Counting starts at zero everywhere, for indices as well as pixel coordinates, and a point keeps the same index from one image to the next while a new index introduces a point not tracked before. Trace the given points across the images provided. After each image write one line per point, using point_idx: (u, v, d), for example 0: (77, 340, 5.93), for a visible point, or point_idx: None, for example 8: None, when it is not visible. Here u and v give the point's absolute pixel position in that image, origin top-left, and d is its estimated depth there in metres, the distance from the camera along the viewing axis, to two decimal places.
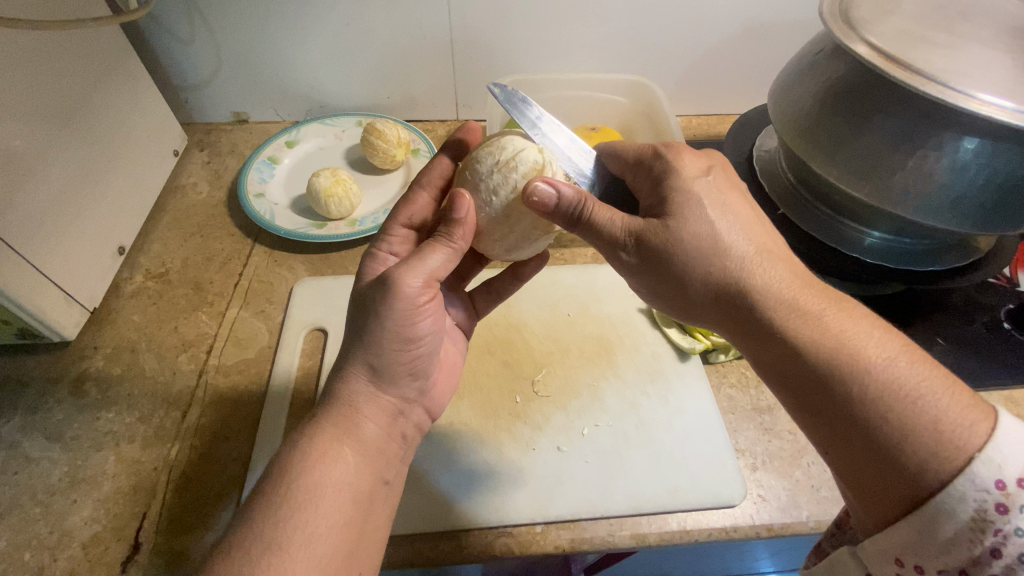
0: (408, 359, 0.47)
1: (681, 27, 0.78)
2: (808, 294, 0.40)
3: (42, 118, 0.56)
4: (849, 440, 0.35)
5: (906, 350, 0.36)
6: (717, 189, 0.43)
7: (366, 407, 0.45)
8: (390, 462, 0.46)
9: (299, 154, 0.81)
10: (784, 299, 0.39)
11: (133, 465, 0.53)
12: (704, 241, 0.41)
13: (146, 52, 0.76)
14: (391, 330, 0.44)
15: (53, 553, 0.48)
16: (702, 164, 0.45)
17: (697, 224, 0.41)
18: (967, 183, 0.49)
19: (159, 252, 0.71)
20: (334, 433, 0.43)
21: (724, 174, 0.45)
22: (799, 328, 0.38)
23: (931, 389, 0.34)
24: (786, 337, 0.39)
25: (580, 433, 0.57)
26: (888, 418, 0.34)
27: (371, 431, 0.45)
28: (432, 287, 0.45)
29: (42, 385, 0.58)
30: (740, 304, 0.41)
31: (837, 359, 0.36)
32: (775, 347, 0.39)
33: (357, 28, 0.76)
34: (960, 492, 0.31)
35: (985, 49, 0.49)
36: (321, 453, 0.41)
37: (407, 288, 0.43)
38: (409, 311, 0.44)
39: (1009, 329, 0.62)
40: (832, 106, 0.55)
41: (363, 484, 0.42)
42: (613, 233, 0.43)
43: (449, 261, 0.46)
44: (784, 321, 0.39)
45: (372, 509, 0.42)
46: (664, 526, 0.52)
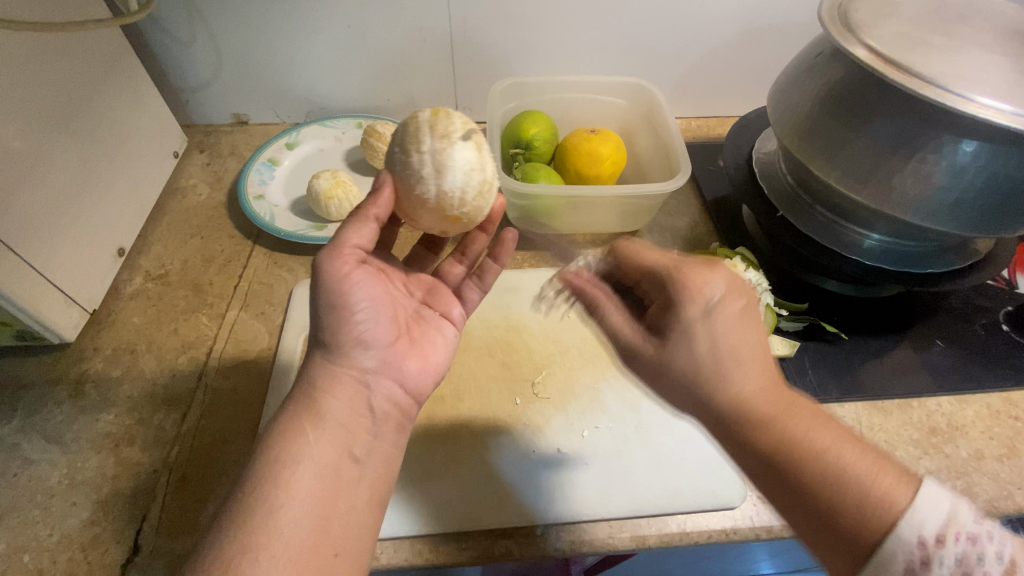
0: (353, 328, 0.46)
1: (681, 30, 0.79)
2: (757, 375, 0.40)
3: (41, 119, 0.56)
4: (806, 510, 0.36)
5: (850, 439, 0.38)
6: (740, 321, 0.41)
7: (323, 383, 0.45)
8: (359, 436, 0.45)
9: (299, 156, 0.81)
10: (746, 405, 0.39)
11: (132, 467, 0.53)
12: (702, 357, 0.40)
13: (146, 54, 0.76)
14: (326, 305, 0.45)
15: (53, 555, 0.48)
16: (707, 281, 0.41)
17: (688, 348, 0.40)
18: (965, 185, 0.50)
19: (159, 254, 0.71)
20: (298, 412, 0.44)
21: (728, 284, 0.41)
22: (754, 412, 0.39)
23: (860, 459, 0.36)
24: (747, 431, 0.39)
25: (579, 435, 0.57)
26: (829, 491, 0.35)
27: (332, 407, 0.44)
28: (353, 255, 0.46)
29: (42, 386, 0.58)
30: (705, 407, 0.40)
31: (787, 444, 0.37)
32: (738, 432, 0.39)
33: (357, 30, 0.76)
34: (890, 550, 0.33)
35: (983, 52, 0.49)
36: (285, 433, 0.42)
37: (327, 263, 0.45)
38: (336, 283, 0.45)
39: (1007, 330, 0.63)
40: (830, 109, 0.55)
41: (327, 459, 0.42)
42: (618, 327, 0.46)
43: (367, 229, 0.46)
44: (744, 405, 0.39)
45: (342, 488, 0.42)
46: (664, 528, 0.52)
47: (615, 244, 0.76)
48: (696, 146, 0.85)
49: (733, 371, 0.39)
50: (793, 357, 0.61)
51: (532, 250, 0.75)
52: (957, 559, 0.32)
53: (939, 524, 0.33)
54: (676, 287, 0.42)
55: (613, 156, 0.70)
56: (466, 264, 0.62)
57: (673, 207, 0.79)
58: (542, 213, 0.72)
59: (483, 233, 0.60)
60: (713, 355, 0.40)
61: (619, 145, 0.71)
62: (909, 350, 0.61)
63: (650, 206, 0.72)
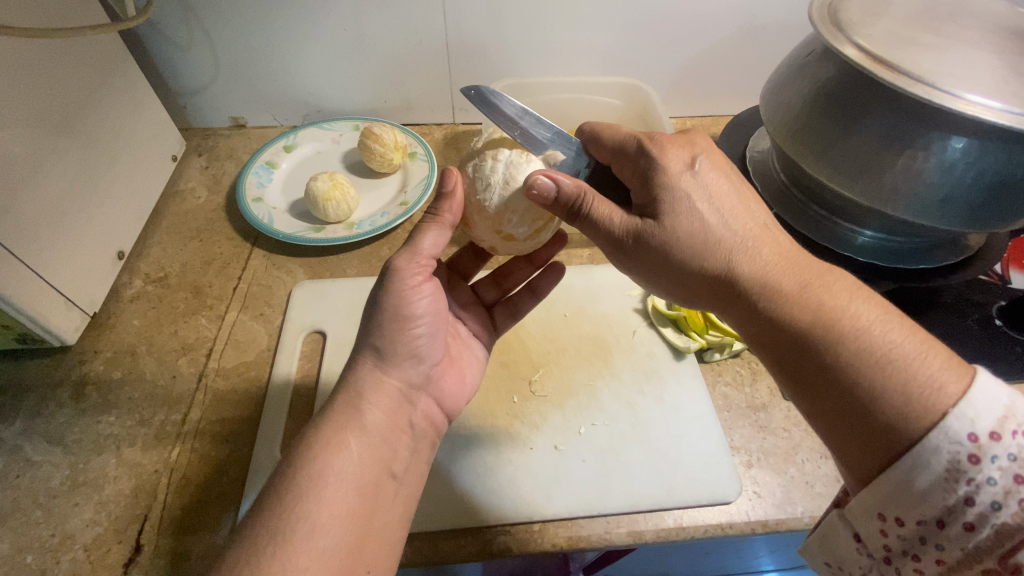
0: (409, 340, 0.49)
1: (674, 30, 0.79)
2: (794, 268, 0.40)
3: (41, 124, 0.57)
4: (824, 398, 0.36)
5: (889, 319, 0.36)
6: (745, 210, 0.42)
7: (370, 394, 0.46)
8: (398, 452, 0.46)
9: (297, 158, 0.81)
10: (783, 291, 0.39)
11: (134, 467, 0.54)
12: (710, 238, 0.41)
13: (143, 58, 0.77)
14: (389, 314, 0.48)
15: (55, 555, 0.48)
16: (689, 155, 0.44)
17: (686, 220, 0.42)
18: (955, 181, 0.50)
19: (159, 256, 0.71)
20: (338, 421, 0.44)
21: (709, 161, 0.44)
22: (776, 299, 0.39)
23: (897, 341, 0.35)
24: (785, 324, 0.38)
25: (577, 432, 0.57)
26: (861, 381, 0.34)
27: (374, 418, 0.45)
28: (424, 264, 0.48)
29: (44, 389, 0.59)
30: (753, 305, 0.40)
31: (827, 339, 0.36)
32: (768, 331, 0.39)
33: (353, 33, 0.77)
34: (934, 445, 0.31)
35: (972, 50, 0.50)
36: (326, 442, 0.42)
37: (402, 268, 0.47)
38: (404, 291, 0.48)
39: (999, 324, 0.63)
40: (822, 107, 0.56)
41: (368, 473, 0.43)
42: (615, 231, 0.44)
43: (441, 236, 0.48)
44: (767, 300, 0.39)
45: (379, 503, 0.43)
46: (660, 523, 0.52)
47: None
48: None
49: (748, 251, 0.41)
50: None
51: None
52: (1012, 456, 0.30)
53: (995, 427, 0.30)
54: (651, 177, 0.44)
55: None
56: (502, 290, 0.65)
57: None
58: None
59: (528, 265, 0.64)
60: (742, 238, 0.41)
61: None
62: None
63: None
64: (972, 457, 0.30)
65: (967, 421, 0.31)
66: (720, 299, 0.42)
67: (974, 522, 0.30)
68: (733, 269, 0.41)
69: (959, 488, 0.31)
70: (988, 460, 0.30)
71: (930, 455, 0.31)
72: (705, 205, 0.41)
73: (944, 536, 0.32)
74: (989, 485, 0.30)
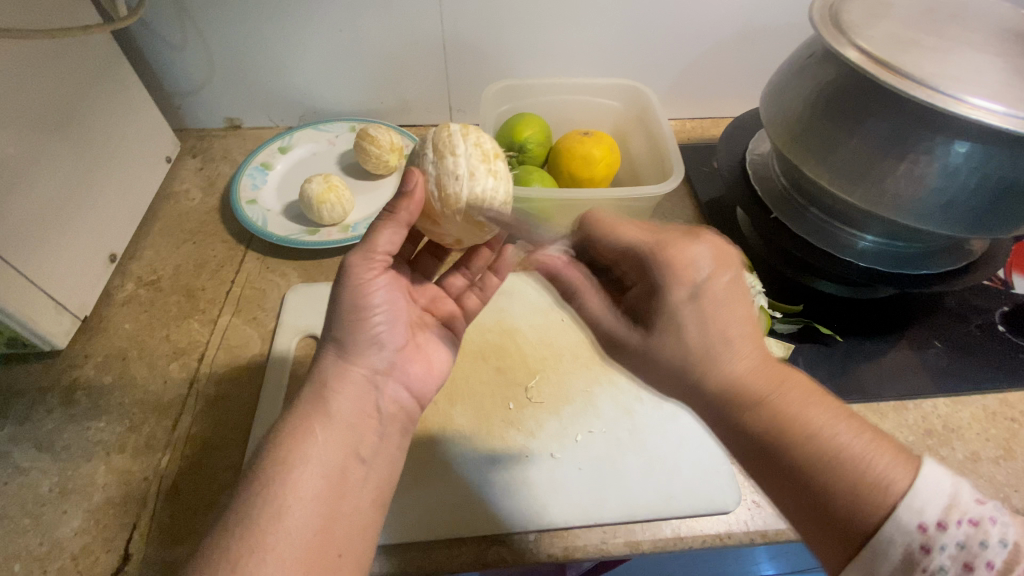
0: (367, 329, 0.47)
1: (674, 31, 0.78)
2: (764, 368, 0.41)
3: (31, 126, 0.56)
4: (795, 497, 0.36)
5: (846, 416, 0.37)
6: (731, 293, 0.44)
7: (333, 383, 0.45)
8: (366, 436, 0.45)
9: (292, 159, 0.80)
10: (747, 390, 0.40)
11: (123, 474, 0.53)
12: (695, 334, 0.43)
13: (137, 58, 0.76)
14: (343, 307, 0.47)
15: (42, 564, 0.48)
16: (692, 255, 0.45)
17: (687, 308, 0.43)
18: (958, 186, 0.49)
19: (152, 259, 0.71)
20: (303, 411, 0.44)
21: (713, 254, 0.45)
22: (740, 398, 0.40)
23: (854, 433, 0.36)
24: (749, 423, 0.39)
25: (573, 439, 0.57)
26: (830, 481, 0.35)
27: (340, 405, 0.44)
28: (380, 260, 0.47)
29: (34, 393, 0.58)
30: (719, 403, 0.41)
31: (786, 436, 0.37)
32: (737, 428, 0.40)
33: (349, 34, 0.76)
34: (887, 536, 0.32)
35: (975, 52, 0.49)
36: (291, 433, 0.42)
37: (356, 267, 0.46)
38: (359, 288, 0.47)
39: (1003, 331, 0.62)
40: (823, 110, 0.55)
41: (335, 459, 0.42)
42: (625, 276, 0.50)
43: (394, 233, 0.46)
44: (740, 398, 0.40)
45: (347, 487, 0.42)
46: (658, 533, 0.51)
47: None
48: (690, 147, 0.85)
49: (730, 357, 0.41)
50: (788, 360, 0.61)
51: None
52: (959, 544, 0.30)
53: (941, 513, 0.31)
54: (662, 267, 0.45)
55: (606, 158, 0.70)
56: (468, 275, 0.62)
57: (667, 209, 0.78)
58: None
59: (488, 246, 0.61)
60: (722, 340, 0.42)
61: (612, 147, 0.71)
62: (905, 351, 0.61)
63: (644, 209, 0.71)
64: (925, 547, 0.31)
65: (915, 511, 0.32)
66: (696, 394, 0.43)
67: None
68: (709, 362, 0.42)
69: None
70: (938, 547, 0.31)
71: (885, 548, 0.32)
72: (693, 329, 0.43)
73: None
74: (943, 574, 0.30)
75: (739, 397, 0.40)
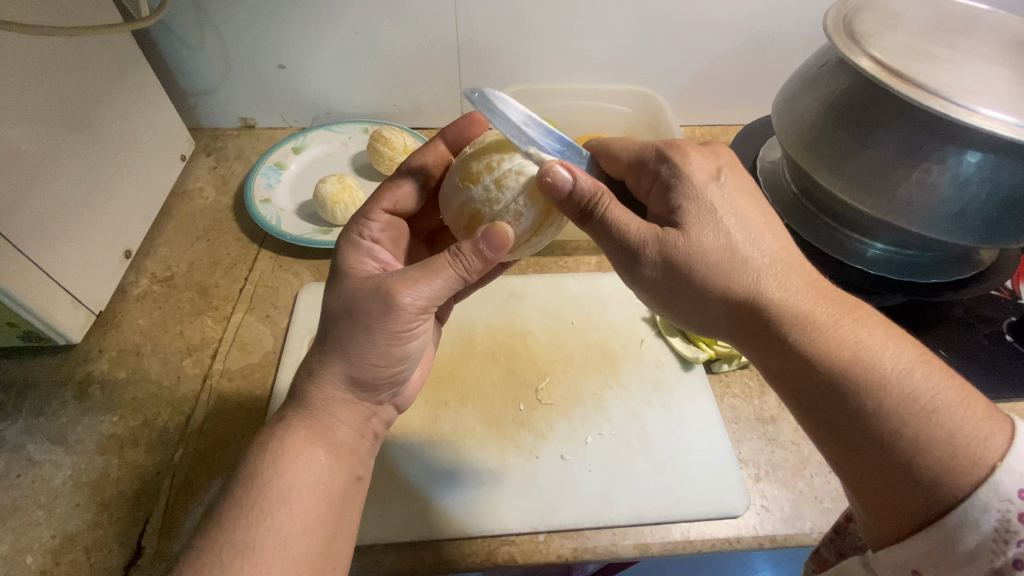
0: (389, 371, 0.47)
1: (686, 39, 0.79)
2: (836, 318, 0.39)
3: (52, 123, 0.57)
4: (873, 449, 0.36)
5: (920, 361, 0.37)
6: (744, 214, 0.42)
7: (338, 411, 0.45)
8: (362, 460, 0.47)
9: (306, 160, 0.81)
10: (809, 339, 0.39)
11: (136, 468, 0.53)
12: (717, 255, 0.41)
13: (154, 56, 0.77)
14: (375, 347, 0.44)
15: (55, 556, 0.48)
16: (711, 164, 0.44)
17: (711, 235, 0.41)
18: (970, 196, 0.50)
19: (165, 256, 0.71)
20: (306, 432, 0.43)
21: (732, 176, 0.44)
22: (810, 349, 0.39)
23: (952, 397, 0.36)
24: (825, 369, 0.38)
25: (583, 441, 0.57)
26: (903, 432, 0.35)
27: (343, 434, 0.45)
28: (426, 310, 0.44)
29: (48, 387, 0.59)
30: (777, 341, 0.40)
31: (861, 390, 0.36)
32: (807, 375, 0.39)
33: (365, 36, 0.77)
34: (982, 502, 0.32)
35: (987, 64, 0.50)
36: (297, 453, 0.41)
37: (398, 313, 0.42)
38: (390, 340, 0.44)
39: (1011, 342, 0.62)
40: (836, 118, 0.55)
41: (337, 481, 0.43)
42: (630, 239, 0.42)
43: (452, 286, 0.44)
44: (799, 336, 0.39)
45: (348, 505, 0.44)
46: (667, 536, 0.52)
47: None
48: None
49: (771, 280, 0.41)
50: None
51: (537, 256, 0.75)
52: None
53: None
54: (677, 167, 0.44)
55: None
56: None
57: None
58: None
59: None
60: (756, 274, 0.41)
61: None
62: None
63: None
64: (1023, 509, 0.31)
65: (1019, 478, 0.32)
66: (740, 334, 0.43)
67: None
68: (758, 297, 0.40)
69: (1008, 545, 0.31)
70: None
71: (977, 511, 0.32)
72: (734, 228, 0.41)
73: None
74: None
75: (811, 347, 0.39)
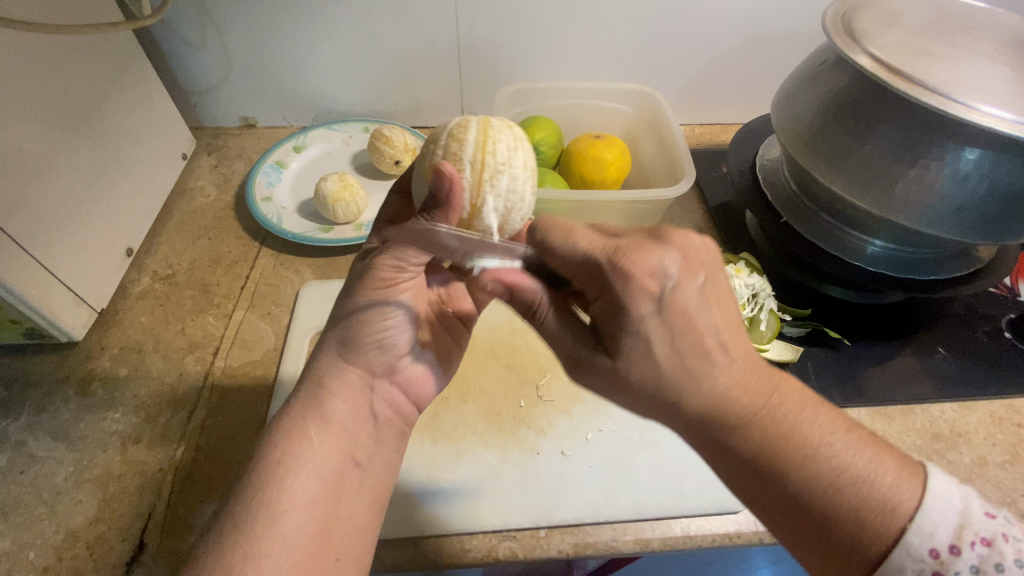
0: (375, 331, 0.45)
1: (685, 38, 0.79)
2: (752, 395, 0.36)
3: (54, 122, 0.57)
4: (800, 521, 0.36)
5: (839, 429, 0.36)
6: (703, 300, 0.37)
7: (332, 385, 0.45)
8: (361, 442, 0.45)
9: (307, 158, 0.81)
10: (731, 424, 0.36)
11: (139, 465, 0.53)
12: (663, 367, 0.36)
13: (155, 56, 0.77)
14: (363, 302, 0.44)
15: (58, 553, 0.48)
16: (656, 260, 0.36)
17: (640, 352, 0.36)
18: (969, 193, 0.50)
19: (167, 254, 0.71)
20: (300, 413, 0.43)
21: (682, 261, 0.37)
22: (732, 436, 0.36)
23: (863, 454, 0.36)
24: (750, 453, 0.36)
25: (584, 438, 0.57)
26: (822, 510, 0.35)
27: (336, 409, 0.44)
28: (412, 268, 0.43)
29: (50, 384, 0.59)
30: (697, 426, 0.37)
31: (786, 471, 0.35)
32: (731, 456, 0.37)
33: (365, 35, 0.77)
34: (899, 563, 0.33)
35: (985, 61, 0.50)
36: (287, 432, 0.42)
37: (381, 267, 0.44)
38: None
39: (1010, 338, 0.63)
40: (835, 116, 0.56)
41: (331, 464, 0.42)
42: (569, 351, 0.41)
43: (431, 249, 0.40)
44: (721, 424, 0.36)
45: (344, 493, 0.43)
46: (668, 531, 0.52)
47: None
48: (701, 152, 0.86)
49: (708, 371, 0.36)
50: (797, 362, 0.61)
51: None
52: (974, 569, 0.32)
53: (950, 534, 0.33)
54: (620, 280, 0.36)
55: (617, 161, 0.71)
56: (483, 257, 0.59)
57: (677, 213, 0.79)
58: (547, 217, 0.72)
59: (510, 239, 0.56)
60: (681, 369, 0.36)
61: (624, 152, 0.73)
62: (910, 357, 0.62)
63: (656, 211, 0.72)
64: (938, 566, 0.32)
65: (932, 533, 0.33)
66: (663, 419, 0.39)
67: None
68: (678, 397, 0.37)
69: None
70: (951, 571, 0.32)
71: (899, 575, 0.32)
72: (663, 344, 0.36)
73: None
74: None
75: (734, 431, 0.36)
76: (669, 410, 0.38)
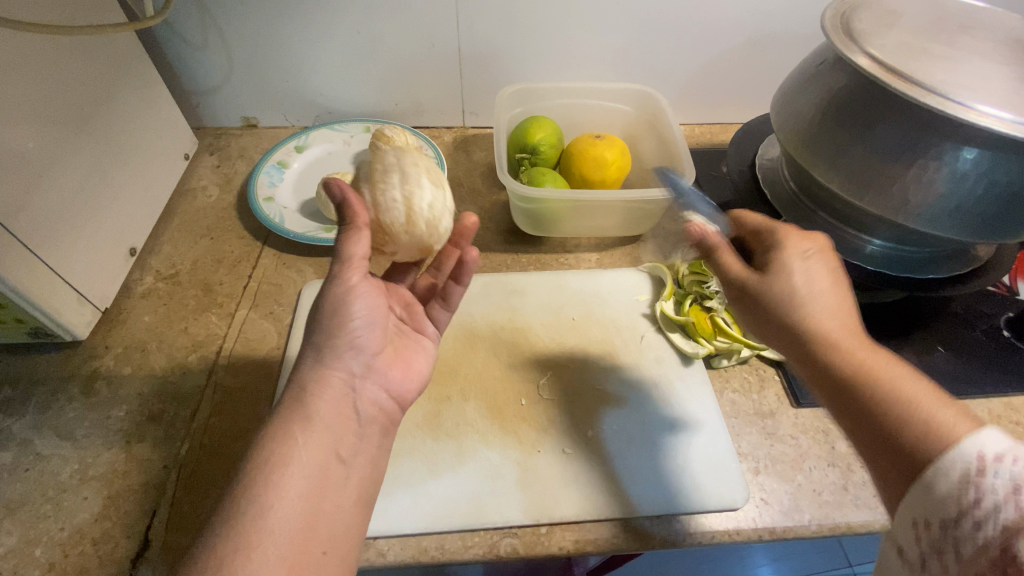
0: (345, 334, 0.47)
1: (685, 38, 0.80)
2: (846, 327, 0.41)
3: (58, 122, 0.57)
4: (869, 432, 0.37)
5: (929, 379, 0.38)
6: (828, 285, 0.43)
7: (314, 388, 0.45)
8: (346, 439, 0.45)
9: (309, 159, 0.82)
10: (816, 337, 0.41)
11: (143, 463, 0.54)
12: (798, 293, 0.43)
13: (158, 56, 0.77)
14: (327, 312, 0.47)
15: (63, 549, 0.49)
16: (805, 244, 0.45)
17: (737, 271, 0.46)
18: (967, 191, 0.50)
19: (170, 254, 0.72)
20: (287, 414, 0.44)
21: (820, 250, 0.45)
22: (815, 344, 0.41)
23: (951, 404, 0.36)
24: (826, 358, 0.41)
25: (585, 435, 0.58)
26: (885, 413, 0.36)
27: (321, 409, 0.45)
28: (360, 264, 0.48)
29: (55, 382, 0.59)
30: (789, 343, 0.43)
31: (857, 380, 0.39)
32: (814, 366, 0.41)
33: (366, 36, 0.77)
34: (947, 462, 0.32)
35: (983, 61, 0.50)
36: (273, 433, 0.43)
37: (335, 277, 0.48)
38: (340, 294, 0.47)
39: (1008, 336, 0.63)
40: (834, 115, 0.56)
41: (315, 461, 0.43)
42: (731, 281, 0.47)
43: (358, 233, 0.46)
44: (805, 334, 0.42)
45: (330, 488, 0.43)
46: (668, 528, 0.52)
47: (620, 248, 0.77)
48: (701, 152, 0.86)
49: (820, 307, 0.42)
50: None
51: (538, 254, 0.76)
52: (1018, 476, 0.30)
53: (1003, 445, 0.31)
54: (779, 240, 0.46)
55: (617, 161, 0.72)
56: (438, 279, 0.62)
57: None
58: (547, 216, 0.72)
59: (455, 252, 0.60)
60: (808, 297, 0.43)
61: (624, 151, 0.73)
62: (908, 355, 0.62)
63: (655, 211, 0.72)
64: (978, 464, 0.31)
65: (978, 441, 0.32)
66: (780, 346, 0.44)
67: (976, 528, 0.30)
68: (780, 309, 0.43)
69: (966, 493, 0.31)
70: (992, 469, 0.30)
71: (946, 466, 0.32)
72: (802, 277, 0.43)
73: (950, 544, 0.31)
74: (992, 494, 0.30)
75: (818, 343, 0.41)
76: (764, 321, 0.45)
